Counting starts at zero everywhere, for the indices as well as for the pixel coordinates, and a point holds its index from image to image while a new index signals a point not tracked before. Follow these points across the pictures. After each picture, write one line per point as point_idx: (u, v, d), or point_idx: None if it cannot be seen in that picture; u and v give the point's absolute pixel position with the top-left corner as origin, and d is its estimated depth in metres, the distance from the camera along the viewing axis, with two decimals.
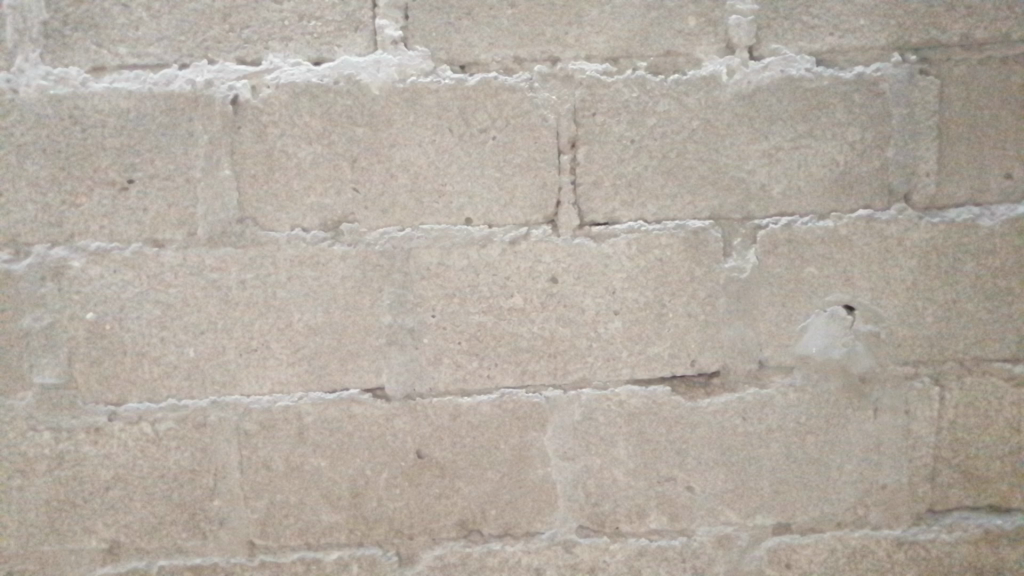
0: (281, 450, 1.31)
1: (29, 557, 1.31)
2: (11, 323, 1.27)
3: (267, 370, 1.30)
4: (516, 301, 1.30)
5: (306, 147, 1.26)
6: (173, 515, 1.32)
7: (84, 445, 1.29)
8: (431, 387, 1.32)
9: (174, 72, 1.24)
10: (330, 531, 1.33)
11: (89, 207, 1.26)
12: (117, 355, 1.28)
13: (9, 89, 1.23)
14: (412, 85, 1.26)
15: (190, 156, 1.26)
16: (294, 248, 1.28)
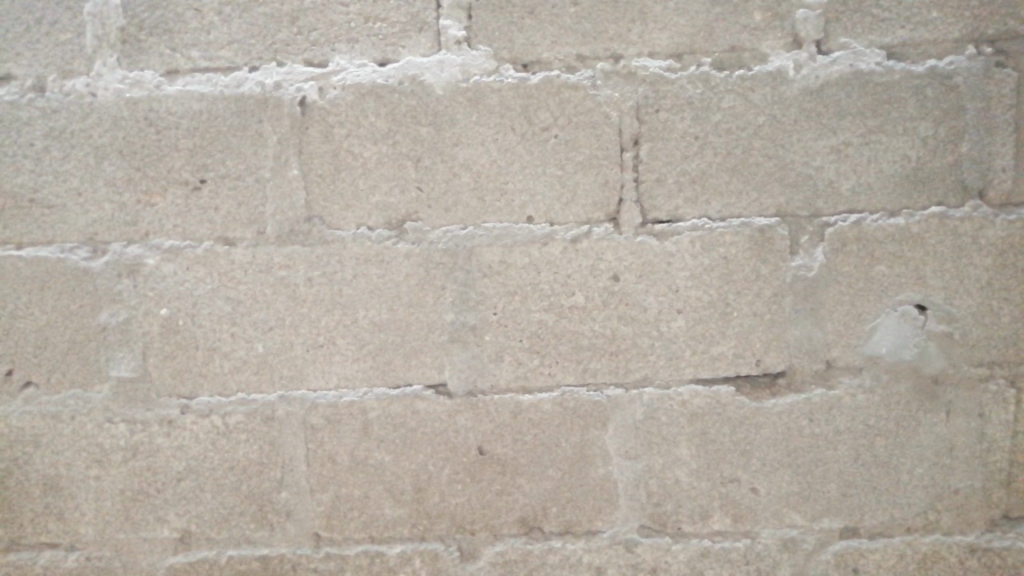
0: (346, 444, 1.33)
1: (106, 544, 1.36)
2: (90, 318, 1.32)
3: (333, 366, 1.32)
4: (577, 299, 1.30)
5: (371, 147, 1.28)
6: (242, 506, 1.35)
7: (158, 436, 1.34)
8: (492, 384, 1.32)
9: (244, 75, 1.28)
10: (393, 525, 1.35)
11: (164, 206, 1.30)
12: (190, 349, 1.32)
13: (89, 93, 1.28)
14: (475, 84, 1.27)
15: (259, 157, 1.29)
16: (359, 246, 1.30)
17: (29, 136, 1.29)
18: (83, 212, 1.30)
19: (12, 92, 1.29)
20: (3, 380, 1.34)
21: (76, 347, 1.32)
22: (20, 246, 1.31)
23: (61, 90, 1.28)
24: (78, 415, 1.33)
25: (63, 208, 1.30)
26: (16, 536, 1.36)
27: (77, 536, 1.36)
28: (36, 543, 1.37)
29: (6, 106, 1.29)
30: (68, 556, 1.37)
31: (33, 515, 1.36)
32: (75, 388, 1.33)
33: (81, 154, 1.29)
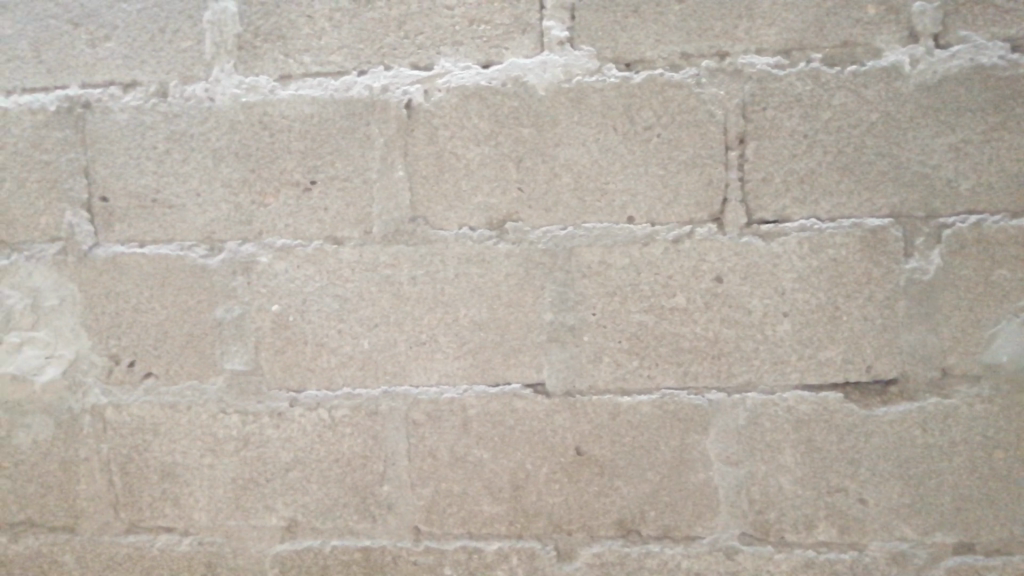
0: (446, 440, 1.36)
1: (217, 529, 1.42)
2: (207, 313, 1.38)
3: (434, 363, 1.35)
4: (679, 301, 1.29)
5: (473, 147, 1.30)
6: (345, 497, 1.39)
7: (268, 427, 1.39)
8: (591, 385, 1.32)
9: (353, 79, 1.31)
10: (491, 522, 1.36)
11: (276, 206, 1.35)
12: (298, 345, 1.37)
13: (208, 99, 1.35)
14: (577, 85, 1.27)
15: (366, 158, 1.32)
16: (461, 245, 1.32)
17: (153, 139, 1.36)
18: (200, 212, 1.37)
19: (138, 98, 1.36)
20: (127, 370, 1.41)
21: (193, 341, 1.39)
22: (144, 244, 1.39)
23: (182, 96, 1.35)
24: (194, 405, 1.40)
25: (182, 208, 1.37)
26: (136, 519, 1.44)
27: (191, 521, 1.43)
28: (153, 527, 1.44)
29: (132, 111, 1.36)
30: (183, 540, 1.43)
31: (152, 499, 1.43)
32: (192, 379, 1.40)
33: (199, 156, 1.36)
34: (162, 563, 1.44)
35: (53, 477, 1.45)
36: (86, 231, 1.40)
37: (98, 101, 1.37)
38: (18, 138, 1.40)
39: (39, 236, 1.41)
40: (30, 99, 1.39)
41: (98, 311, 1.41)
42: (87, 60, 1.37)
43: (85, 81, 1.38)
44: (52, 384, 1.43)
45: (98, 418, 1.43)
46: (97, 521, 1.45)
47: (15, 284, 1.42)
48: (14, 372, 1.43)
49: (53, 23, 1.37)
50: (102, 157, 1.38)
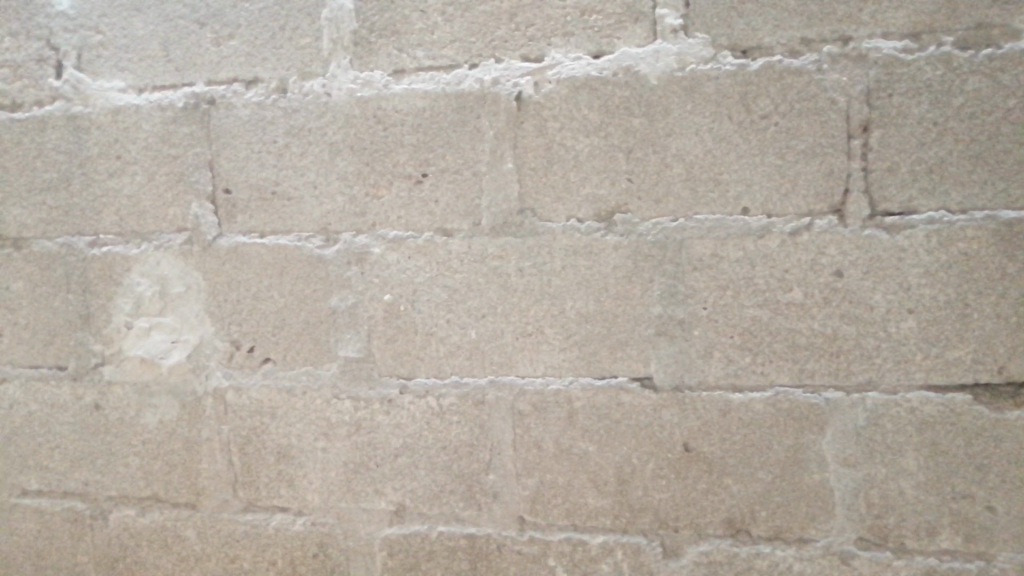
0: (551, 432, 1.36)
1: (329, 511, 1.47)
2: (322, 301, 1.43)
3: (541, 354, 1.35)
4: (794, 296, 1.25)
5: (583, 139, 1.29)
6: (452, 484, 1.41)
7: (378, 414, 1.42)
8: (701, 380, 1.30)
9: (464, 72, 1.33)
10: (596, 515, 1.35)
11: (389, 198, 1.38)
12: (408, 334, 1.40)
13: (324, 93, 1.39)
14: (691, 73, 1.24)
15: (476, 150, 1.34)
16: (570, 237, 1.31)
17: (273, 134, 1.42)
18: (317, 203, 1.41)
19: (259, 94, 1.42)
20: (246, 355, 1.48)
21: (308, 328, 1.44)
22: (264, 235, 1.45)
23: (301, 91, 1.40)
24: (309, 390, 1.45)
25: (299, 200, 1.42)
26: (253, 498, 1.50)
27: (305, 502, 1.48)
28: (270, 506, 1.50)
29: (254, 107, 1.42)
30: (297, 520, 1.49)
31: (268, 480, 1.49)
32: (307, 365, 1.45)
33: (316, 150, 1.40)
34: (277, 542, 1.49)
35: (178, 455, 1.53)
36: (211, 222, 1.47)
37: (222, 98, 1.43)
38: (149, 133, 1.48)
39: (167, 227, 1.49)
40: (160, 96, 1.47)
41: (221, 299, 1.48)
42: (213, 59, 1.44)
43: (211, 79, 1.44)
44: (178, 367, 1.51)
45: (219, 401, 1.50)
46: (217, 498, 1.52)
47: (146, 272, 1.51)
48: (144, 355, 1.52)
49: (182, 23, 1.44)
50: (225, 152, 1.44)
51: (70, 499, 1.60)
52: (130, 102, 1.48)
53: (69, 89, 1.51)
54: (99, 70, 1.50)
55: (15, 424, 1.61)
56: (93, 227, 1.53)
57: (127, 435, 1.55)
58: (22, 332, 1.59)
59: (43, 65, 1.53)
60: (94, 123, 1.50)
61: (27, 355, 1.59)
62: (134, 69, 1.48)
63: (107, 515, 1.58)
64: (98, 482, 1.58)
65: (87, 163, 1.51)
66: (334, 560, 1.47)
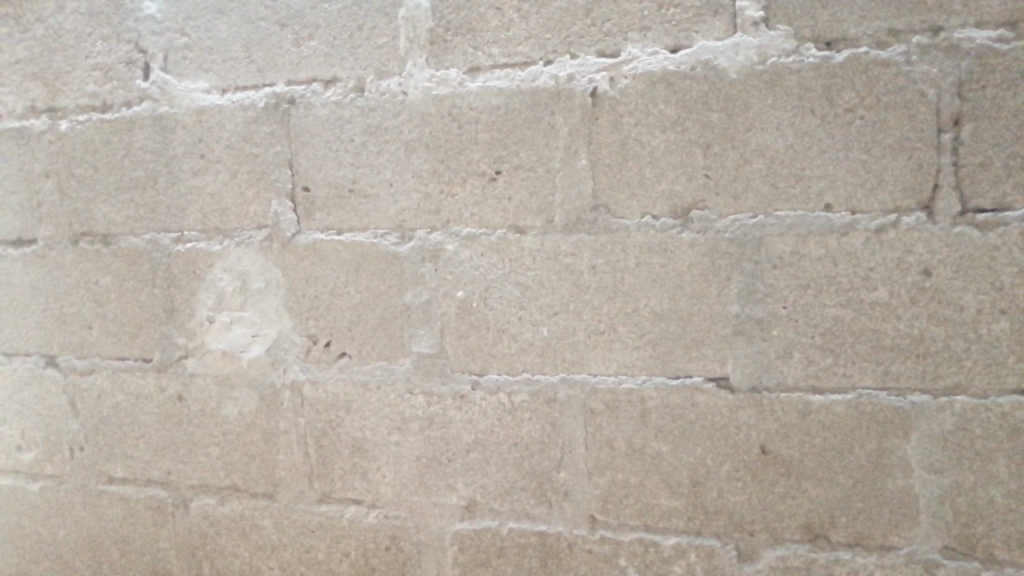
0: (624, 431, 1.35)
1: (401, 505, 1.49)
2: (397, 297, 1.45)
3: (614, 353, 1.34)
4: (879, 295, 1.21)
5: (660, 135, 1.28)
6: (523, 481, 1.41)
7: (451, 409, 1.44)
8: (779, 381, 1.27)
9: (540, 69, 1.33)
10: (669, 516, 1.34)
11: (463, 195, 1.39)
12: (481, 330, 1.41)
13: (401, 92, 1.40)
14: (772, 67, 1.22)
15: (550, 147, 1.33)
16: (644, 234, 1.30)
17: (350, 132, 1.44)
18: (392, 201, 1.43)
19: (337, 93, 1.44)
20: (323, 350, 1.51)
21: (383, 324, 1.46)
22: (340, 232, 1.47)
23: (377, 90, 1.42)
24: (383, 384, 1.47)
25: (375, 197, 1.44)
26: (328, 490, 1.53)
27: (378, 495, 1.50)
28: (343, 498, 1.53)
29: (332, 106, 1.45)
30: (370, 513, 1.51)
31: (342, 472, 1.52)
32: (381, 360, 1.47)
33: (392, 148, 1.42)
34: (350, 534, 1.52)
35: (256, 446, 1.57)
36: (290, 219, 1.50)
37: (302, 97, 1.47)
38: (231, 133, 1.52)
39: (248, 224, 1.53)
40: (242, 96, 1.51)
41: (298, 294, 1.51)
42: (293, 59, 1.47)
43: (291, 79, 1.47)
44: (257, 361, 1.55)
45: (296, 394, 1.53)
46: (293, 489, 1.56)
47: (228, 268, 1.55)
48: (225, 349, 1.56)
49: (263, 25, 1.48)
50: (304, 150, 1.48)
51: (153, 487, 1.66)
52: (214, 102, 1.52)
53: (156, 90, 1.57)
54: (185, 72, 1.55)
55: (103, 413, 1.68)
56: (178, 224, 1.58)
57: (207, 426, 1.60)
58: (111, 325, 1.65)
59: (132, 67, 1.58)
60: (179, 123, 1.55)
61: (115, 347, 1.66)
62: (218, 71, 1.52)
63: (188, 503, 1.63)
64: (180, 471, 1.63)
65: (172, 162, 1.57)
66: (406, 553, 1.49)
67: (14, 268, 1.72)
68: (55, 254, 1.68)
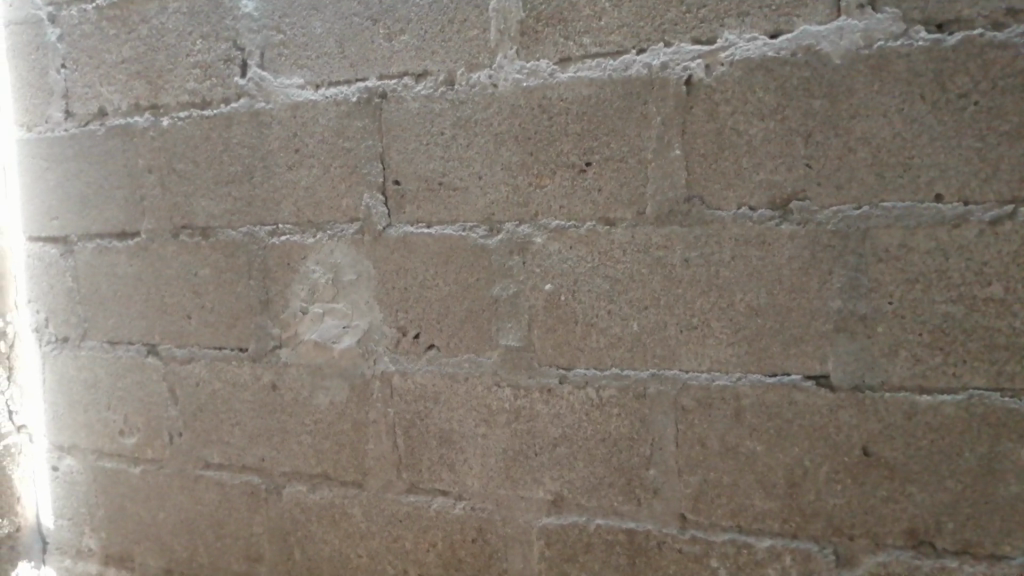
0: (717, 428, 1.31)
1: (488, 497, 1.49)
2: (485, 290, 1.45)
3: (707, 348, 1.31)
4: (993, 290, 1.14)
5: (757, 123, 1.24)
6: (611, 477, 1.39)
7: (538, 403, 1.43)
8: (883, 380, 1.21)
9: (633, 58, 1.30)
10: (763, 517, 1.30)
11: (552, 187, 1.38)
12: (570, 324, 1.39)
13: (491, 84, 1.40)
14: (879, 50, 1.16)
15: (643, 138, 1.31)
16: (740, 227, 1.26)
17: (440, 126, 1.45)
18: (481, 194, 1.43)
19: (428, 87, 1.45)
20: (412, 342, 1.52)
21: (471, 316, 1.47)
22: (430, 225, 1.48)
23: (468, 83, 1.42)
24: (470, 376, 1.48)
25: (465, 190, 1.44)
26: (416, 480, 1.55)
27: (464, 486, 1.51)
28: (431, 489, 1.54)
29: (423, 100, 1.45)
30: (457, 504, 1.52)
31: (430, 463, 1.53)
32: (469, 352, 1.48)
33: (482, 140, 1.42)
34: (437, 524, 1.53)
35: (346, 436, 1.60)
36: (381, 213, 1.52)
37: (393, 91, 1.48)
38: (324, 127, 1.55)
39: (340, 217, 1.56)
40: (335, 92, 1.53)
41: (389, 286, 1.53)
42: (385, 53, 1.48)
43: (382, 73, 1.49)
44: (349, 351, 1.57)
45: (385, 385, 1.55)
46: (382, 479, 1.58)
47: (320, 261, 1.58)
48: (317, 339, 1.60)
49: (356, 21, 1.50)
50: (395, 144, 1.49)
51: (247, 473, 1.71)
52: (308, 97, 1.55)
53: (253, 87, 1.61)
54: (280, 68, 1.58)
55: (202, 401, 1.74)
56: (273, 217, 1.62)
57: (300, 414, 1.64)
58: (209, 315, 1.71)
59: (230, 65, 1.63)
60: (274, 119, 1.59)
61: (214, 337, 1.71)
62: (312, 67, 1.55)
63: (281, 490, 1.67)
64: (273, 458, 1.68)
65: (268, 157, 1.61)
66: (492, 545, 1.49)
67: (119, 260, 1.79)
68: (157, 246, 1.75)
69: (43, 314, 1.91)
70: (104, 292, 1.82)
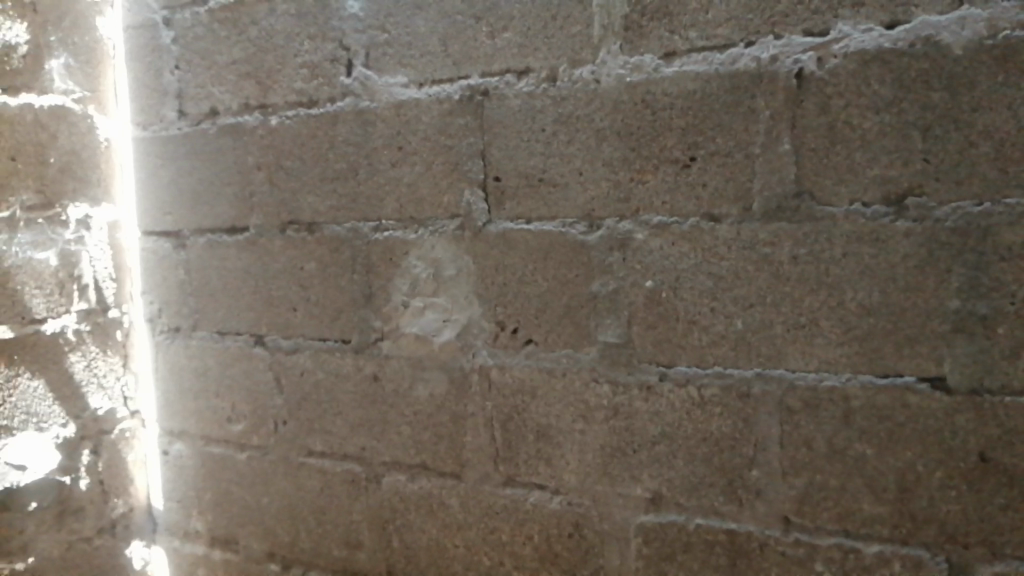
0: (825, 430, 1.28)
1: (585, 492, 1.49)
2: (584, 286, 1.45)
3: (815, 348, 1.28)
4: None
5: (872, 117, 1.20)
6: (712, 477, 1.38)
7: (638, 400, 1.42)
8: (1004, 384, 1.17)
9: (740, 51, 1.28)
10: (872, 523, 1.26)
11: (655, 183, 1.37)
12: (671, 321, 1.38)
13: (594, 80, 1.40)
14: (1005, 40, 1.11)
15: (750, 133, 1.29)
16: (853, 223, 1.23)
17: (541, 122, 1.46)
18: (581, 189, 1.43)
19: (529, 84, 1.46)
20: (510, 336, 1.54)
21: (570, 312, 1.47)
22: (530, 221, 1.50)
23: (570, 79, 1.42)
24: (569, 372, 1.48)
25: (565, 186, 1.45)
26: (513, 473, 1.57)
27: (561, 481, 1.52)
28: (527, 483, 1.55)
29: (525, 96, 1.46)
30: (553, 499, 1.52)
31: (527, 457, 1.55)
32: (568, 348, 1.48)
33: (583, 136, 1.42)
34: (533, 518, 1.54)
35: (445, 427, 1.63)
36: (481, 209, 1.54)
37: (495, 89, 1.49)
38: (427, 125, 1.58)
39: (442, 213, 1.58)
40: (438, 90, 1.56)
41: (488, 282, 1.55)
42: (487, 51, 1.50)
43: (484, 71, 1.51)
44: (449, 345, 1.60)
45: (484, 378, 1.57)
46: (479, 471, 1.60)
47: (421, 256, 1.62)
48: (418, 332, 1.63)
49: (459, 19, 1.52)
50: (496, 141, 1.51)
51: (348, 462, 1.76)
52: (412, 96, 1.59)
53: (358, 86, 1.65)
54: (385, 67, 1.62)
55: (305, 390, 1.80)
56: (376, 213, 1.66)
57: (399, 405, 1.68)
58: (314, 308, 1.77)
59: (336, 65, 1.68)
60: (379, 117, 1.63)
61: (318, 328, 1.77)
62: (416, 66, 1.58)
63: (380, 479, 1.72)
64: (373, 447, 1.72)
65: (372, 154, 1.65)
66: (589, 541, 1.49)
67: (228, 254, 1.87)
68: (265, 241, 1.81)
69: (156, 305, 2.01)
70: (214, 284, 1.91)
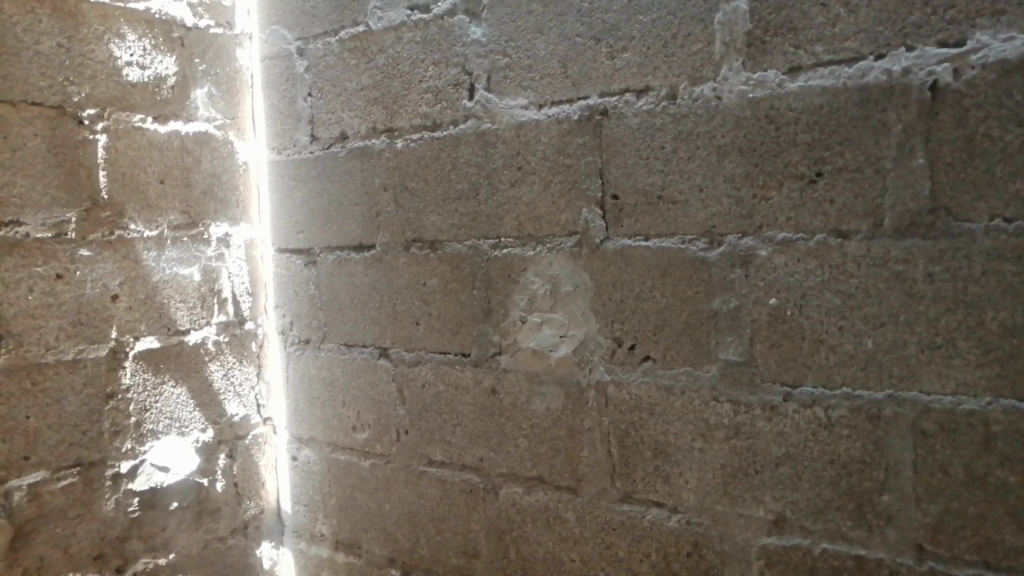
0: (963, 455, 1.23)
1: (704, 512, 1.48)
2: (705, 302, 1.45)
3: (952, 369, 1.23)
4: None
5: (1014, 129, 1.16)
6: (839, 501, 1.34)
7: (760, 419, 1.40)
8: None
9: (870, 64, 1.25)
10: (1015, 555, 1.20)
11: (779, 199, 1.35)
12: (796, 339, 1.36)
13: (715, 97, 1.40)
14: None
15: (880, 147, 1.25)
16: (993, 239, 1.18)
17: (661, 140, 1.46)
18: (701, 206, 1.43)
19: (649, 103, 1.47)
20: (628, 353, 1.55)
21: (689, 329, 1.47)
22: (648, 238, 1.50)
23: (690, 97, 1.42)
24: (689, 390, 1.48)
25: (685, 203, 1.45)
26: (630, 489, 1.57)
27: (680, 499, 1.51)
28: (645, 500, 1.55)
29: (644, 115, 1.48)
30: (672, 517, 1.52)
31: (645, 473, 1.55)
32: (687, 365, 1.48)
33: (703, 153, 1.42)
34: (651, 535, 1.54)
35: (562, 441, 1.65)
36: (599, 226, 1.56)
37: (614, 108, 1.51)
38: (546, 145, 1.61)
39: (560, 231, 1.61)
40: (557, 110, 1.59)
41: (607, 298, 1.56)
42: (607, 71, 1.52)
43: (604, 91, 1.53)
44: (566, 360, 1.62)
45: (602, 394, 1.58)
46: (596, 486, 1.61)
47: (539, 272, 1.65)
48: (536, 347, 1.66)
49: (579, 41, 1.55)
50: (615, 159, 1.52)
51: (467, 473, 1.81)
52: (531, 117, 1.62)
53: (479, 109, 1.71)
54: (506, 90, 1.67)
55: (426, 401, 1.86)
56: (496, 231, 1.70)
57: (517, 419, 1.71)
58: (436, 322, 1.83)
59: (459, 88, 1.74)
60: (499, 138, 1.67)
61: (439, 342, 1.83)
62: (536, 87, 1.62)
63: (497, 490, 1.75)
64: (491, 459, 1.76)
65: (492, 174, 1.69)
66: (708, 561, 1.47)
67: (356, 270, 1.96)
68: (390, 258, 1.89)
69: (288, 318, 2.13)
70: (342, 299, 2.00)
